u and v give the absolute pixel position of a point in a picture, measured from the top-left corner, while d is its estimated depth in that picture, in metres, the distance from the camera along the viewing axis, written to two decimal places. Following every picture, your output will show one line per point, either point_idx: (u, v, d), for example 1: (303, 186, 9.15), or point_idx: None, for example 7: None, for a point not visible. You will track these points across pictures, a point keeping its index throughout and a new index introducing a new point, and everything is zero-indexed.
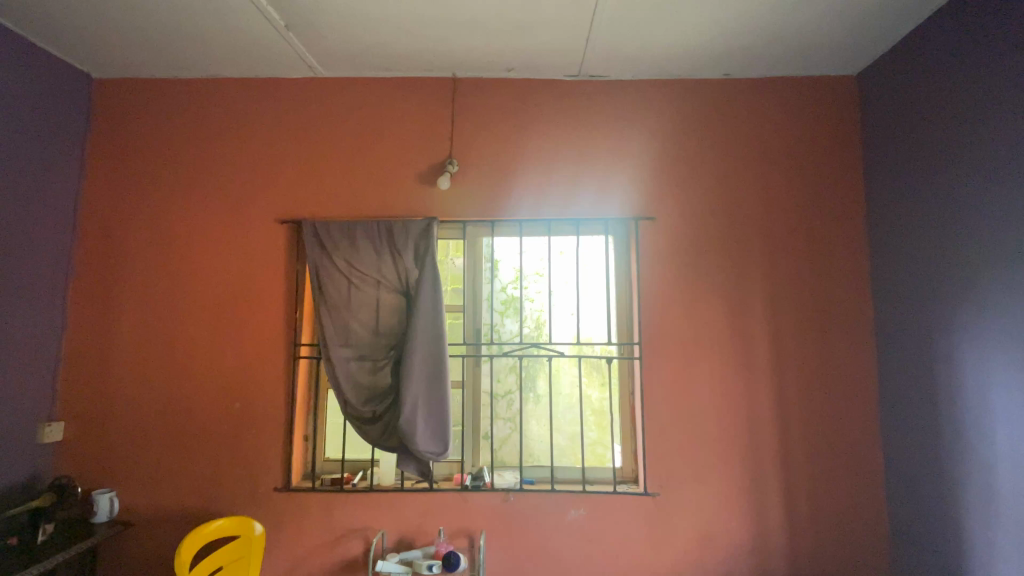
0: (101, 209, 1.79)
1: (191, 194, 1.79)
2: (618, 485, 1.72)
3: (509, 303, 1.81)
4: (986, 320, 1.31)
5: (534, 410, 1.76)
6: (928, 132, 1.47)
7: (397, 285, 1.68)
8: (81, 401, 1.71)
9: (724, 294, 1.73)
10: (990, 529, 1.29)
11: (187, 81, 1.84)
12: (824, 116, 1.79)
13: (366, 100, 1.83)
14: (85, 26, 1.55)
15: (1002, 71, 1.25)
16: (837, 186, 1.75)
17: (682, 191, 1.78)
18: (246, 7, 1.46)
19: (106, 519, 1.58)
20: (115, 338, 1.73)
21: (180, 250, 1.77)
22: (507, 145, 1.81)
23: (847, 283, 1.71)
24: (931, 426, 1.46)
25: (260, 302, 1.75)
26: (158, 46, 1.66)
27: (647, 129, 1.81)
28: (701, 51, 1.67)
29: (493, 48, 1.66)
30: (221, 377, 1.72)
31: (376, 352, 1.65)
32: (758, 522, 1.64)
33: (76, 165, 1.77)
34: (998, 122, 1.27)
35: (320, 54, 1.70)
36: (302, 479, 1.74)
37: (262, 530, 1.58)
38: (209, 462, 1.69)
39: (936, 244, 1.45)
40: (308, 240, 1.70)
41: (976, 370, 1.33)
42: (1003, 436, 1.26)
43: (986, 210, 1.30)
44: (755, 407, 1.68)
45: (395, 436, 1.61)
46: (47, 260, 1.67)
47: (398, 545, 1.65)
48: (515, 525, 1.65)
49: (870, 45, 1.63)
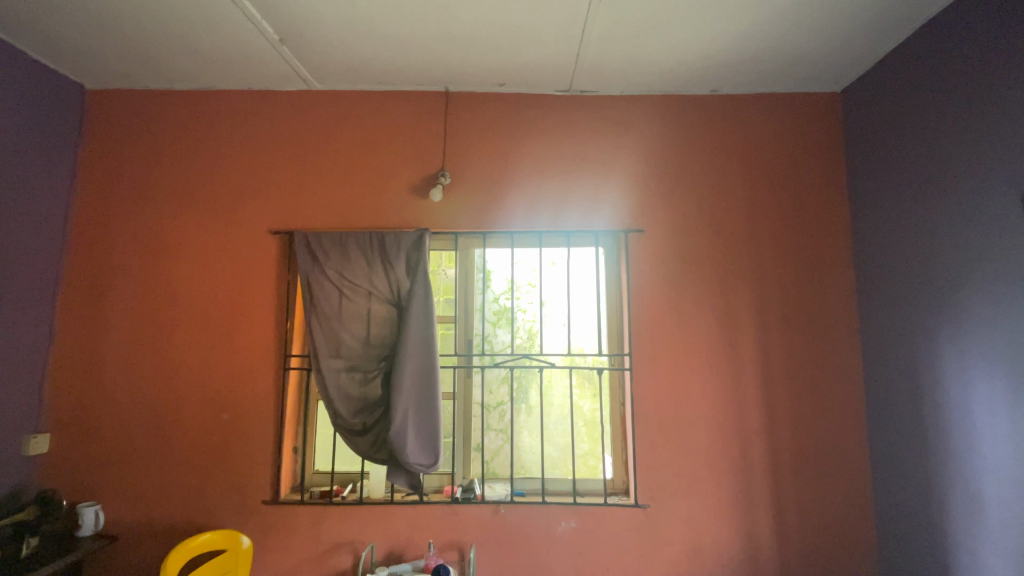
0: (92, 220, 1.79)
1: (183, 204, 1.80)
2: (608, 497, 1.71)
3: (501, 313, 1.80)
4: (967, 332, 1.31)
5: (526, 421, 1.75)
6: (910, 146, 1.49)
7: (389, 296, 1.68)
8: (70, 412, 1.70)
9: (712, 306, 1.74)
10: (976, 541, 1.29)
11: (181, 93, 1.85)
12: (811, 130, 1.80)
13: (358, 112, 1.84)
14: (82, 37, 1.57)
15: (984, 86, 1.26)
16: (824, 199, 1.76)
17: (671, 203, 1.79)
18: (241, 21, 1.48)
19: (90, 532, 1.59)
20: (105, 348, 1.73)
21: (172, 261, 1.78)
22: (499, 158, 1.82)
23: (835, 296, 1.72)
24: (916, 438, 1.47)
25: (250, 313, 1.75)
26: (153, 58, 1.67)
27: (637, 142, 1.82)
28: (689, 68, 1.69)
29: (483, 63, 1.68)
30: (211, 388, 1.72)
31: (367, 363, 1.65)
32: (747, 534, 1.63)
33: (66, 175, 1.78)
34: (981, 137, 1.28)
35: (314, 68, 1.72)
36: (291, 492, 1.74)
37: (249, 544, 1.57)
38: (196, 475, 1.68)
39: (919, 257, 1.46)
40: (300, 252, 1.70)
41: (959, 382, 1.34)
42: (985, 448, 1.27)
43: (969, 224, 1.31)
44: (744, 419, 1.68)
45: (385, 448, 1.61)
46: (36, 270, 1.67)
47: (387, 559, 1.64)
48: (505, 537, 1.64)
49: (855, 62, 1.65)
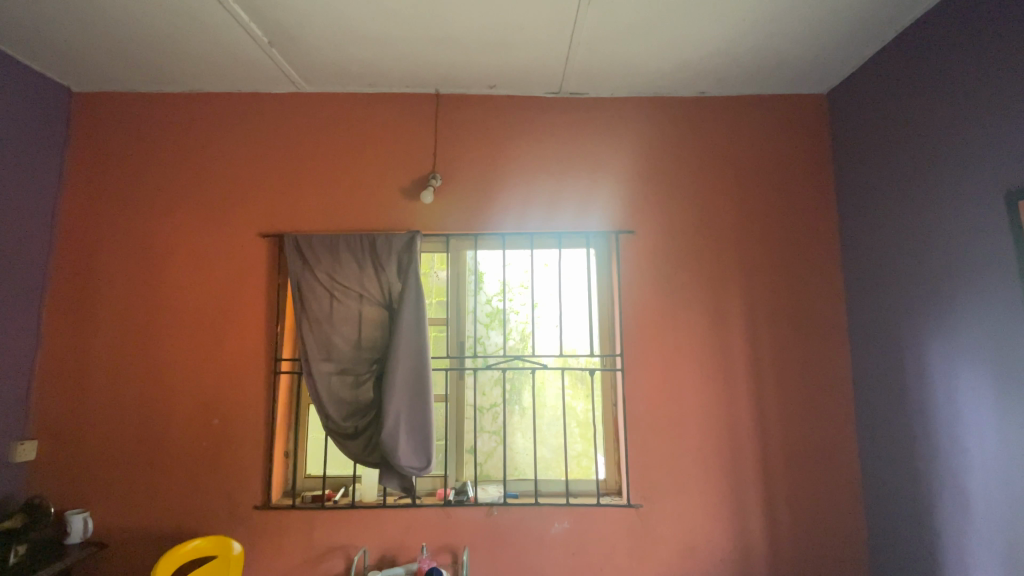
0: (80, 223, 1.78)
1: (172, 207, 1.79)
2: (601, 497, 1.71)
3: (493, 315, 1.80)
4: (954, 330, 1.33)
5: (519, 422, 1.75)
6: (897, 147, 1.50)
7: (380, 298, 1.67)
8: (58, 418, 1.69)
9: (702, 306, 1.75)
10: (964, 536, 1.30)
11: (170, 96, 1.84)
12: (799, 131, 1.82)
13: (349, 115, 1.84)
14: (67, 40, 1.55)
15: (972, 85, 1.27)
16: (812, 198, 1.78)
17: (662, 205, 1.80)
18: (229, 23, 1.47)
19: (79, 540, 1.57)
20: (95, 352, 1.72)
21: (161, 263, 1.76)
22: (490, 160, 1.82)
23: (823, 296, 1.73)
24: (904, 433, 1.48)
25: (241, 317, 1.74)
26: (141, 60, 1.66)
27: (627, 143, 1.83)
28: (677, 70, 1.70)
29: (472, 64, 1.67)
30: (202, 392, 1.71)
31: (358, 366, 1.64)
32: (739, 533, 1.64)
33: (53, 178, 1.76)
34: (967, 136, 1.29)
35: (304, 70, 1.71)
36: (283, 496, 1.73)
37: (240, 549, 1.55)
38: (187, 480, 1.67)
39: (907, 256, 1.47)
40: (290, 255, 1.70)
41: (946, 379, 1.35)
42: (972, 443, 1.28)
43: (954, 222, 1.33)
44: (735, 418, 1.69)
45: (377, 451, 1.60)
46: (23, 274, 1.65)
47: (379, 562, 1.63)
48: (499, 539, 1.64)
49: (841, 63, 1.66)
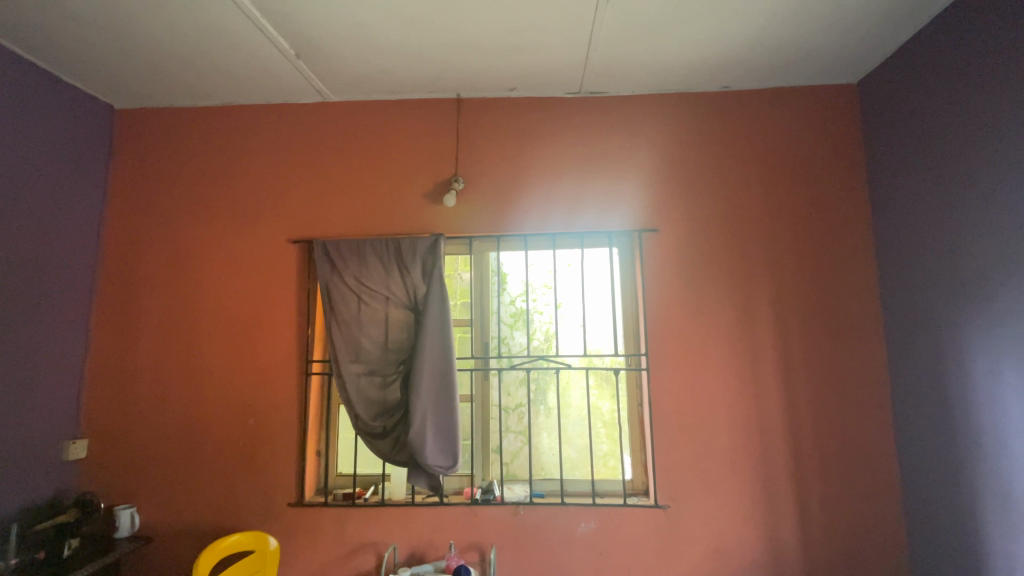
0: (122, 232, 1.87)
1: (207, 214, 1.87)
2: (628, 498, 1.70)
3: (517, 315, 1.82)
4: (997, 325, 1.27)
5: (545, 422, 1.76)
6: (931, 135, 1.45)
7: (405, 301, 1.71)
8: (105, 417, 1.78)
9: (729, 304, 1.72)
10: (1010, 540, 1.25)
11: (204, 109, 1.93)
12: (827, 123, 1.77)
13: (373, 121, 1.88)
14: (109, 61, 1.64)
15: (1009, 69, 1.22)
16: (843, 191, 1.73)
17: (685, 202, 1.78)
18: (258, 38, 1.53)
19: (128, 533, 1.65)
20: (137, 353, 1.81)
21: (197, 269, 1.84)
22: (512, 162, 1.84)
23: (856, 292, 1.68)
24: (946, 433, 1.42)
25: (273, 320, 1.81)
26: (177, 76, 1.74)
27: (648, 141, 1.82)
28: (697, 65, 1.68)
29: (491, 68, 1.69)
30: (238, 393, 1.77)
31: (385, 367, 1.68)
32: (770, 534, 1.61)
33: (99, 190, 1.86)
34: (1006, 123, 1.23)
35: (329, 80, 1.76)
36: (315, 494, 1.78)
37: (276, 545, 1.60)
38: (224, 477, 1.74)
39: (944, 248, 1.41)
40: (319, 260, 1.75)
41: (989, 377, 1.30)
42: (1018, 443, 1.22)
43: (995, 213, 1.27)
44: (764, 417, 1.66)
45: (405, 450, 1.64)
46: (72, 282, 1.75)
47: (409, 559, 1.67)
48: (526, 538, 1.65)
49: (871, 52, 1.61)
